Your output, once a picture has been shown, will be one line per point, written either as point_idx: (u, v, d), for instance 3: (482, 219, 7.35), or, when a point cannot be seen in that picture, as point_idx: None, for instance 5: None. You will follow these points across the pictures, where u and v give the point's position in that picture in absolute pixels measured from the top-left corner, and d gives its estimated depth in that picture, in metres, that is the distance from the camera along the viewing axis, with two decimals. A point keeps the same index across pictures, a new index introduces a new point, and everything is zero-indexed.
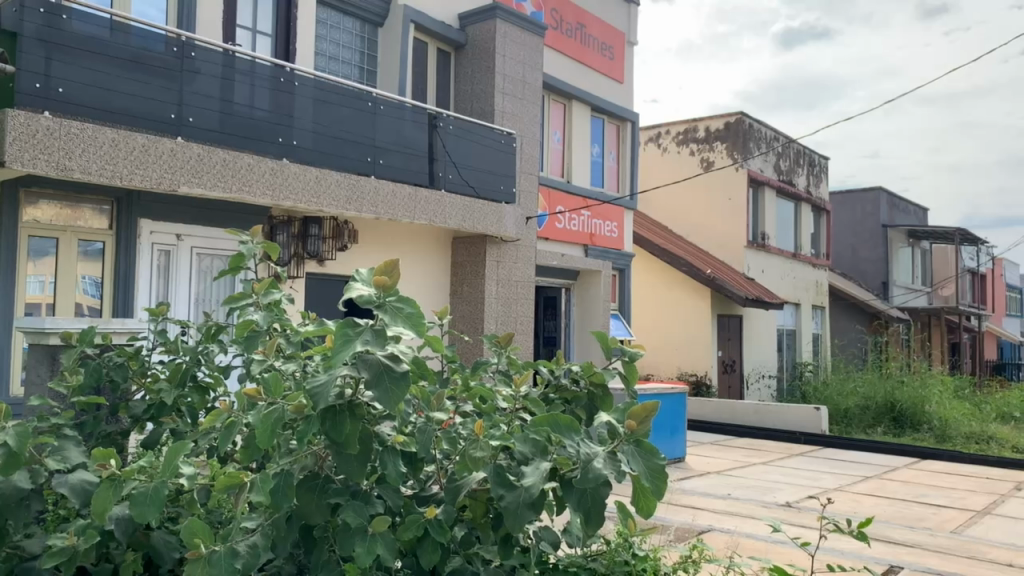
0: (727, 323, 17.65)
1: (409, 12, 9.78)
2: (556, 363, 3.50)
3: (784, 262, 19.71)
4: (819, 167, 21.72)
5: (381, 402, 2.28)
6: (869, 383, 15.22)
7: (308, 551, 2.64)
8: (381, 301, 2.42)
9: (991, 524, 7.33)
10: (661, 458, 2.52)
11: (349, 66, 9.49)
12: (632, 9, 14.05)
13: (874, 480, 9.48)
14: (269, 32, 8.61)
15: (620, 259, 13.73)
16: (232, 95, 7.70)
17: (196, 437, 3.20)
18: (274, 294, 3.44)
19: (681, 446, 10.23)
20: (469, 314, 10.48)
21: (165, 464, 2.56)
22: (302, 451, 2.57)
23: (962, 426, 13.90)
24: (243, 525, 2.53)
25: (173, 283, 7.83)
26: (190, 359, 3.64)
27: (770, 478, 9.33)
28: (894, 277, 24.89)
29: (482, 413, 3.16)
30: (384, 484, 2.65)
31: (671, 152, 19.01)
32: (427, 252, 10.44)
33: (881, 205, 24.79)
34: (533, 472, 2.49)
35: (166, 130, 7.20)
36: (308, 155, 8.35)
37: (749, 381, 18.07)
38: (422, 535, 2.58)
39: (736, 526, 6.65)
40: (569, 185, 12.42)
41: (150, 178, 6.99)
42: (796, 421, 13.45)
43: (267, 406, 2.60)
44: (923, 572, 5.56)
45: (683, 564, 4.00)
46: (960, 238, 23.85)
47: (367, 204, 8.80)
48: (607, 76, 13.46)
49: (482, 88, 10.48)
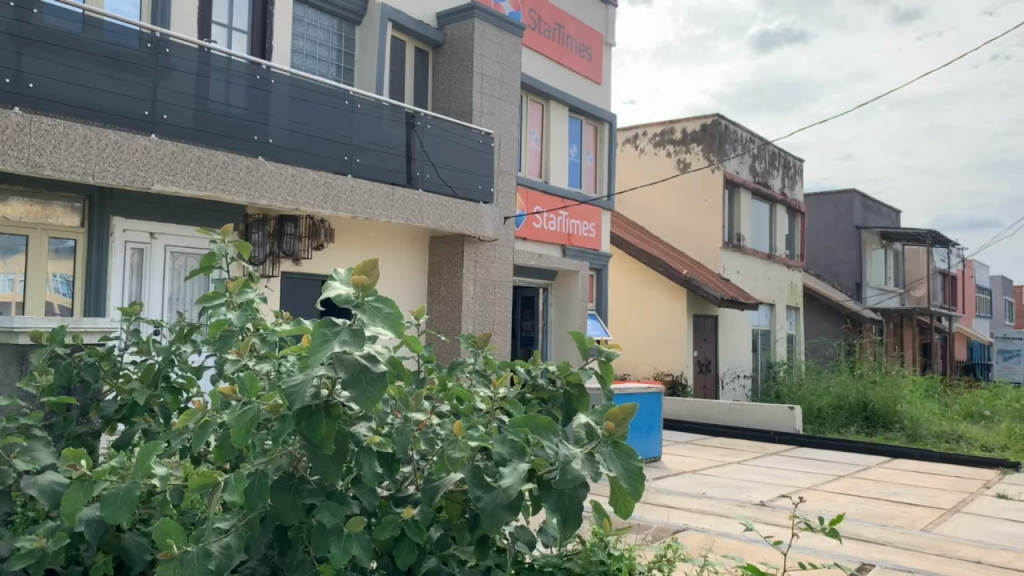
0: (703, 322, 17.80)
1: (387, 11, 9.74)
2: (533, 362, 3.49)
3: (760, 262, 19.89)
4: (794, 169, 21.93)
5: (358, 401, 2.27)
6: (842, 383, 15.39)
7: (284, 553, 2.63)
8: (360, 300, 2.40)
9: (960, 522, 7.44)
10: (638, 459, 2.54)
11: (326, 64, 9.43)
12: (609, 10, 14.10)
13: (847, 479, 9.58)
14: (245, 29, 8.54)
15: (597, 259, 13.77)
16: (206, 92, 7.62)
17: (169, 438, 3.15)
18: (247, 294, 3.41)
19: (656, 445, 10.29)
20: (447, 315, 10.47)
21: (137, 464, 2.54)
22: (277, 451, 2.54)
23: (932, 425, 14.11)
24: (216, 526, 2.50)
25: (147, 283, 7.74)
26: (162, 360, 3.60)
27: (744, 477, 9.40)
28: (867, 278, 25.19)
29: (459, 414, 3.14)
30: (361, 485, 2.65)
31: (648, 153, 19.11)
32: (404, 253, 10.40)
33: (855, 206, 25.09)
34: (511, 474, 2.48)
35: (140, 128, 7.12)
36: (284, 153, 8.28)
37: (724, 381, 18.22)
38: (399, 535, 2.57)
39: (711, 526, 6.67)
40: (547, 185, 12.45)
41: (124, 175, 6.91)
42: (770, 421, 13.58)
43: (242, 406, 2.58)
44: (893, 569, 5.63)
45: (657, 564, 4.02)
46: (932, 239, 24.20)
47: (343, 203, 8.75)
48: (584, 77, 13.50)
49: (459, 88, 10.46)
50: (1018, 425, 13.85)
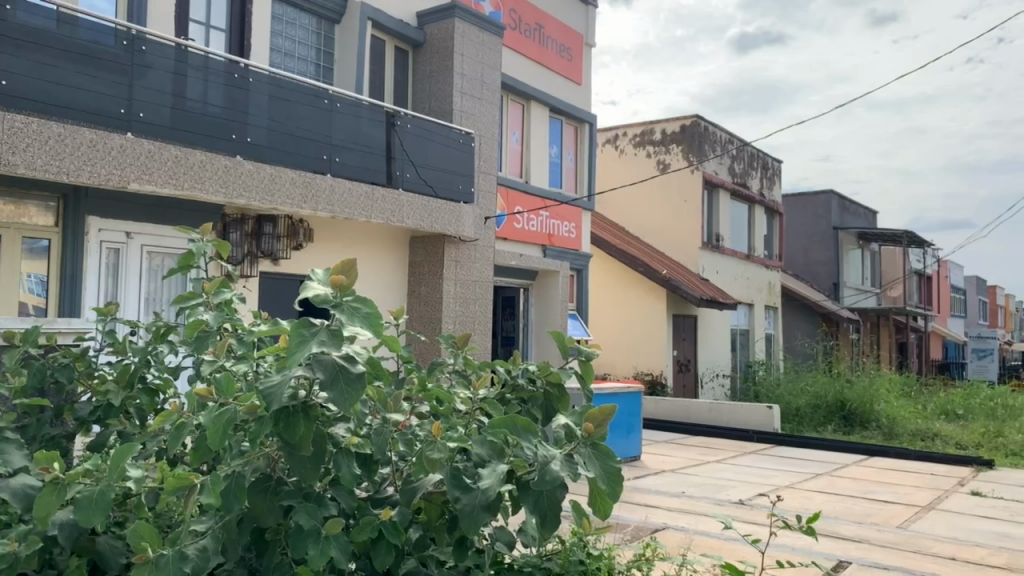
0: (683, 322, 17.90)
1: (366, 10, 9.71)
2: (513, 363, 3.50)
3: (738, 263, 20.02)
4: (772, 170, 22.08)
5: (336, 402, 2.25)
6: (820, 383, 15.49)
7: (261, 555, 2.61)
8: (338, 300, 2.39)
9: (935, 519, 7.53)
10: (617, 460, 2.55)
11: (305, 62, 9.37)
12: (590, 11, 14.14)
13: (825, 477, 9.67)
14: (223, 28, 8.47)
15: (578, 260, 13.79)
16: (184, 91, 7.55)
17: (145, 439, 3.11)
18: (225, 294, 3.35)
19: (636, 445, 10.34)
20: (427, 315, 10.45)
21: (112, 466, 2.52)
22: (254, 452, 2.53)
23: (908, 424, 14.28)
24: (192, 529, 2.48)
25: (122, 283, 7.65)
26: (138, 360, 3.57)
27: (723, 476, 9.46)
28: (844, 278, 25.44)
29: (439, 415, 3.13)
30: (338, 486, 2.63)
31: (628, 153, 19.18)
32: (383, 253, 10.36)
33: (832, 207, 25.33)
34: (490, 475, 2.48)
35: (115, 126, 7.04)
36: (262, 152, 8.22)
37: (703, 381, 18.33)
38: (377, 536, 2.56)
39: (690, 524, 6.72)
40: (527, 186, 12.46)
41: (99, 175, 6.83)
42: (749, 420, 13.67)
43: (218, 407, 2.56)
44: (870, 566, 5.69)
45: (637, 563, 4.03)
46: (907, 239, 24.47)
47: (322, 203, 8.71)
48: (564, 77, 13.53)
49: (439, 88, 10.44)
50: (992, 424, 14.04)
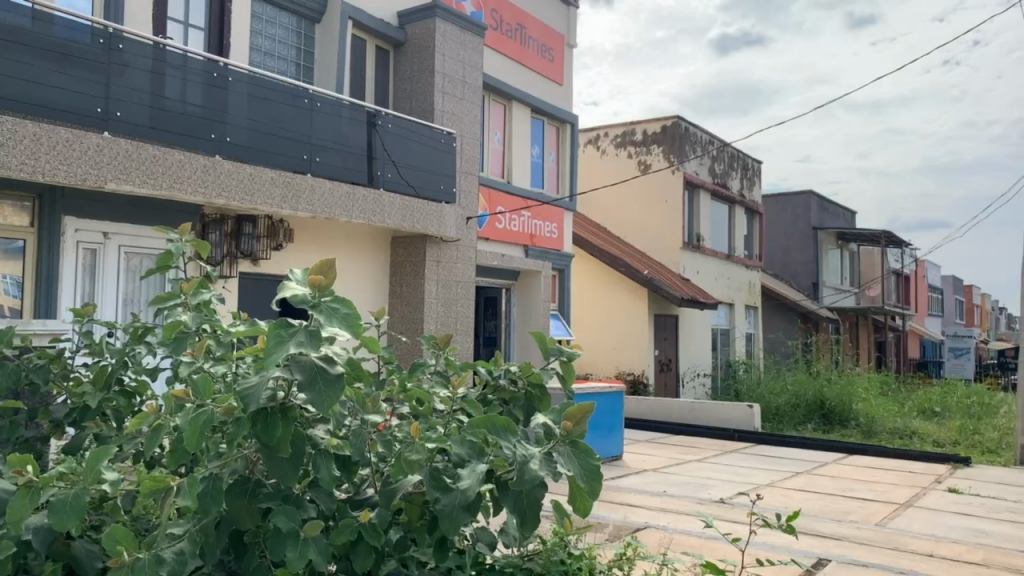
0: (664, 322, 17.98)
1: (347, 9, 9.66)
2: (495, 363, 3.49)
3: (719, 262, 20.14)
4: (752, 170, 22.21)
5: (314, 403, 2.24)
6: (799, 382, 15.62)
7: (239, 558, 2.59)
8: (316, 301, 2.38)
9: (913, 516, 7.61)
10: (596, 458, 2.55)
11: (285, 62, 9.32)
12: (571, 11, 14.17)
13: (804, 476, 9.75)
14: (202, 26, 8.40)
15: (560, 260, 13.81)
16: (162, 90, 7.48)
17: (122, 441, 3.07)
18: (203, 294, 3.32)
19: (617, 444, 10.37)
20: (408, 315, 10.43)
21: (88, 469, 2.51)
22: (232, 454, 2.52)
23: (886, 422, 14.44)
24: (169, 532, 2.46)
25: (100, 283, 7.57)
26: (115, 362, 3.53)
27: (704, 474, 9.51)
28: (824, 278, 25.65)
29: (418, 415, 3.14)
30: (318, 488, 2.62)
31: (609, 154, 19.26)
32: (364, 252, 10.32)
33: (811, 208, 25.57)
34: (469, 475, 2.48)
35: (92, 125, 6.97)
36: (242, 152, 8.16)
37: (684, 380, 18.43)
38: (356, 539, 2.54)
39: (671, 523, 6.76)
40: (509, 186, 12.46)
41: (74, 174, 6.74)
42: (729, 418, 13.77)
43: (195, 408, 2.54)
44: (849, 564, 5.73)
45: (618, 562, 4.04)
46: (886, 239, 24.73)
47: (303, 202, 8.66)
48: (546, 77, 13.54)
49: (420, 87, 10.42)
50: (969, 422, 14.21)
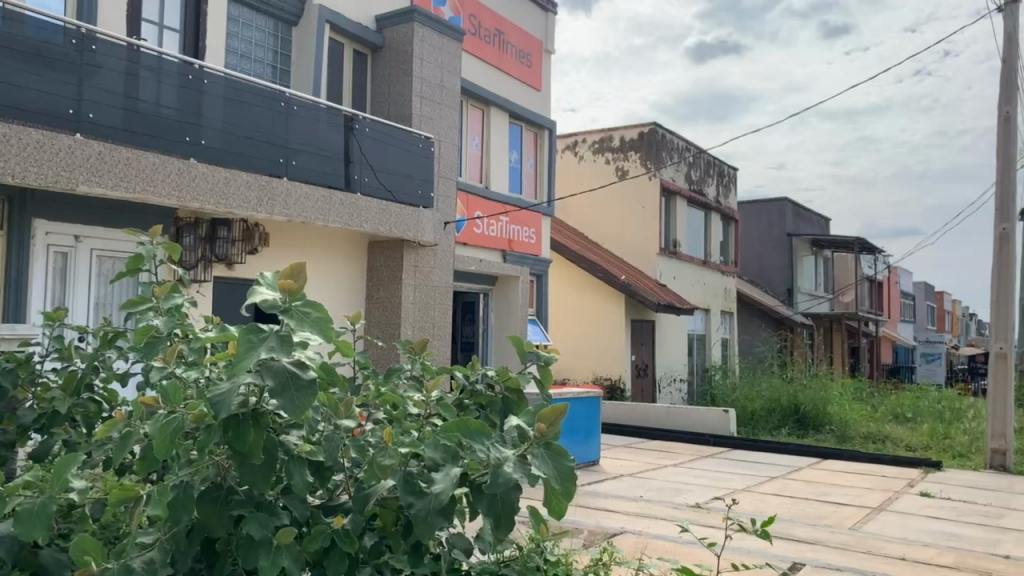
0: (641, 327, 18.05)
1: (324, 12, 9.62)
2: (471, 368, 3.48)
3: (694, 268, 20.25)
4: (728, 177, 22.38)
5: (286, 410, 2.22)
6: (774, 386, 15.76)
7: (210, 568, 2.54)
8: (286, 305, 2.37)
9: (885, 520, 7.69)
10: (571, 460, 2.55)
11: (261, 65, 9.26)
12: (549, 16, 14.19)
13: (779, 480, 9.83)
14: (177, 28, 8.32)
15: (538, 265, 13.83)
16: (136, 92, 7.40)
17: (91, 449, 3.01)
18: (175, 299, 3.26)
19: (594, 449, 10.39)
20: (385, 320, 10.37)
21: (55, 477, 2.46)
22: (202, 462, 2.47)
23: (859, 427, 14.59)
24: (138, 541, 2.43)
25: (71, 286, 7.46)
26: (85, 367, 3.45)
27: (681, 479, 9.56)
28: (798, 284, 25.90)
29: (393, 420, 3.14)
30: (291, 495, 2.59)
31: (587, 160, 19.32)
32: (340, 256, 10.25)
33: (786, 214, 25.87)
34: (443, 479, 2.47)
35: (63, 127, 6.86)
36: (217, 155, 8.09)
37: (661, 385, 18.53)
38: (329, 546, 2.52)
39: (646, 528, 6.80)
40: (487, 191, 12.47)
41: (46, 176, 6.63)
42: (704, 423, 13.86)
43: (165, 414, 2.50)
44: (823, 567, 5.78)
45: (593, 567, 4.02)
46: (859, 246, 25.02)
47: (278, 206, 8.58)
48: (524, 83, 13.56)
49: (398, 91, 10.40)
50: (940, 426, 14.39)
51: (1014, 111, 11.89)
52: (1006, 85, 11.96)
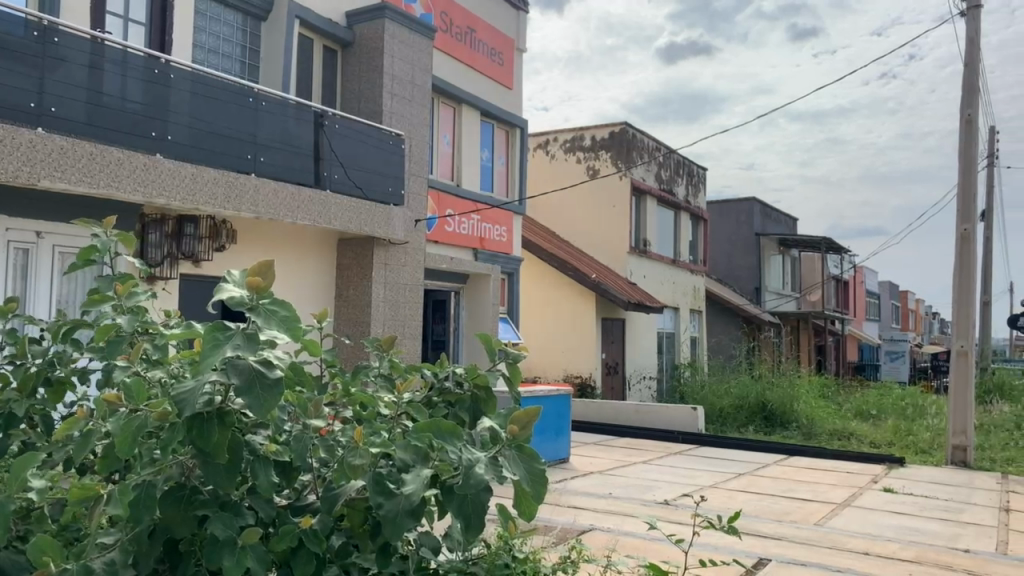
0: (611, 325, 18.16)
1: (294, 8, 9.53)
2: (440, 366, 3.47)
3: (664, 267, 20.41)
4: (697, 177, 22.58)
5: (253, 409, 2.18)
6: (743, 383, 15.94)
7: (173, 569, 2.50)
8: (254, 302, 2.34)
9: (851, 515, 7.81)
10: (541, 462, 2.56)
11: (229, 60, 9.15)
12: (520, 15, 14.20)
13: (746, 477, 9.94)
14: (143, 21, 8.19)
15: (508, 263, 13.83)
16: (100, 86, 7.28)
17: (50, 448, 2.95)
18: (138, 297, 3.19)
19: (564, 447, 10.41)
20: (354, 317, 10.30)
21: (12, 478, 2.42)
22: (167, 461, 2.44)
23: (825, 423, 14.81)
24: (99, 541, 2.41)
25: (32, 283, 7.32)
26: (41, 363, 3.37)
27: (650, 476, 9.63)
28: (765, 283, 26.22)
29: (362, 419, 3.13)
30: (256, 494, 2.57)
31: (559, 159, 19.35)
32: (309, 253, 10.16)
33: (754, 213, 26.19)
34: (413, 480, 2.47)
35: (24, 121, 6.72)
36: (183, 150, 7.99)
37: (631, 382, 18.64)
38: (296, 546, 2.50)
39: (615, 525, 6.83)
40: (458, 189, 12.45)
41: (6, 171, 6.48)
42: (673, 421, 13.95)
43: (128, 414, 2.47)
44: (789, 563, 5.84)
45: (562, 565, 4.00)
46: (826, 246, 25.39)
47: (246, 203, 8.47)
48: (495, 81, 13.55)
49: (368, 88, 10.33)
50: (903, 423, 14.64)
51: (975, 113, 12.15)
52: (967, 88, 12.22)
